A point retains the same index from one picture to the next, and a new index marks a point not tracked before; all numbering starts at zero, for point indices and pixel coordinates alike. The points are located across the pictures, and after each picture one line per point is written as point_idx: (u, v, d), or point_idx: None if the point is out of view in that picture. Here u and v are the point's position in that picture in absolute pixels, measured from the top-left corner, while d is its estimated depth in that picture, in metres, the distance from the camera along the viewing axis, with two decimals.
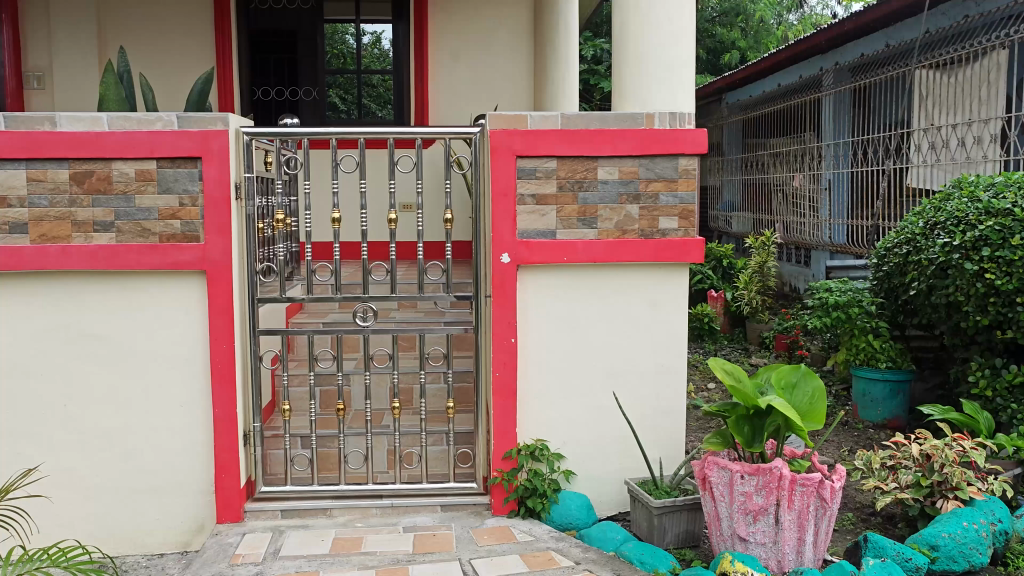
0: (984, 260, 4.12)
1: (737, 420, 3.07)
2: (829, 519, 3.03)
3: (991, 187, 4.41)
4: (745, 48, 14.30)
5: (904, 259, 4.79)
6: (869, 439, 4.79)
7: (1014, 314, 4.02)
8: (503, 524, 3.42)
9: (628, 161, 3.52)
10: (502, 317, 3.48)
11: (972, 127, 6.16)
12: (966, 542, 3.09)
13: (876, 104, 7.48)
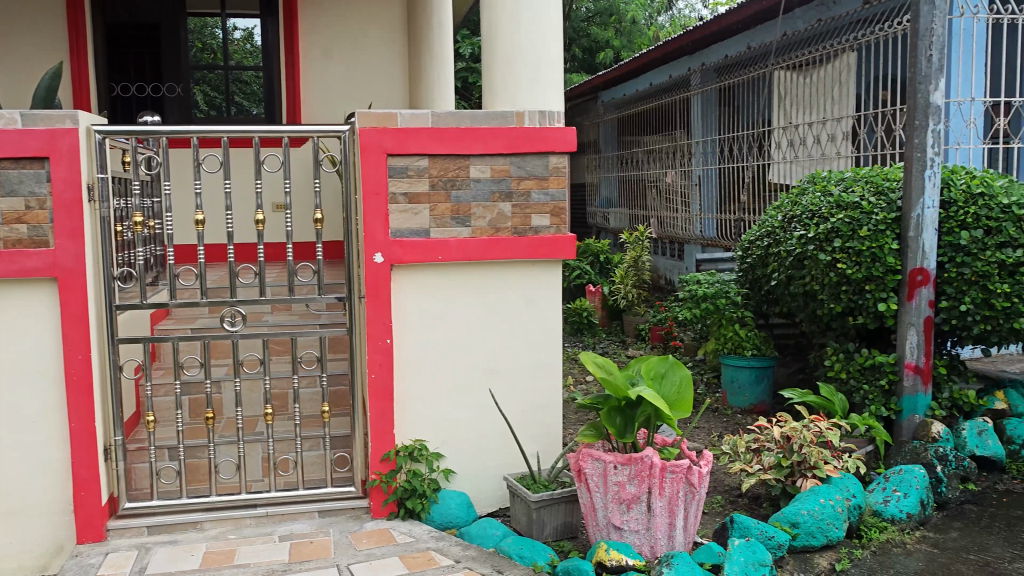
0: (836, 251, 4.35)
1: (609, 412, 3.15)
2: (697, 503, 3.13)
3: (841, 182, 4.68)
4: (619, 48, 14.64)
5: (766, 251, 5.02)
6: (737, 424, 4.97)
7: (864, 301, 4.30)
8: (382, 526, 3.38)
9: (499, 159, 3.54)
10: (377, 318, 3.43)
11: (826, 125, 6.52)
12: (823, 518, 3.27)
13: (739, 103, 7.82)
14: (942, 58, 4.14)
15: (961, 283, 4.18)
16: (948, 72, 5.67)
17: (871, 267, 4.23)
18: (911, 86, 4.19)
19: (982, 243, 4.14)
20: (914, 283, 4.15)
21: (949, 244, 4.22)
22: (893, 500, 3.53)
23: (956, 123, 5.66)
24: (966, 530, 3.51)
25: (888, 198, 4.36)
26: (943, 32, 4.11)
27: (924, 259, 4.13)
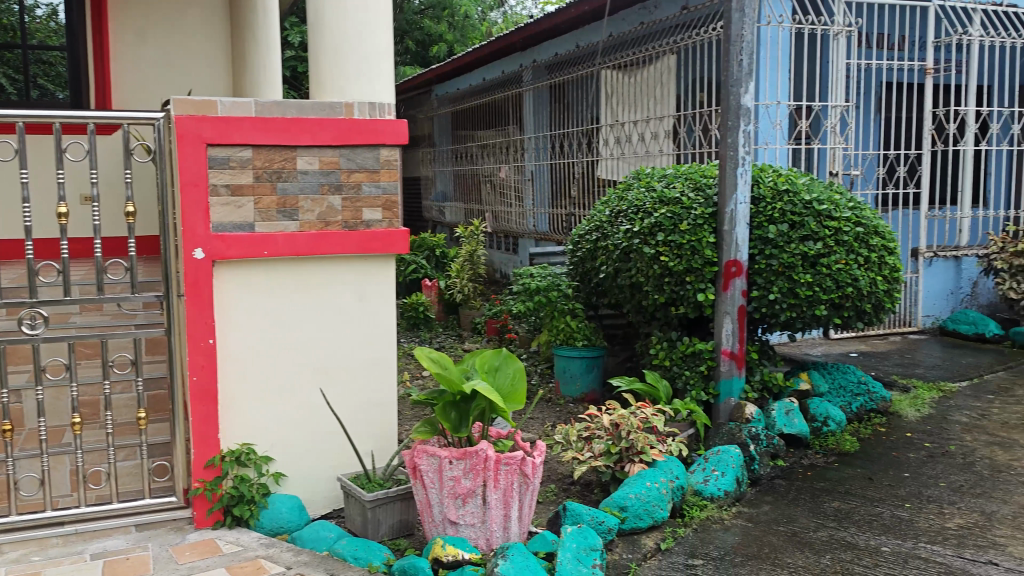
0: (659, 245, 4.56)
1: (444, 407, 3.14)
2: (531, 493, 3.18)
3: (663, 179, 4.91)
4: (452, 42, 14.68)
5: (594, 245, 5.15)
6: (569, 413, 5.10)
7: (684, 292, 4.53)
8: (207, 536, 3.20)
9: (327, 151, 3.44)
10: (198, 318, 3.25)
11: (650, 123, 6.81)
12: (649, 501, 3.42)
13: (569, 100, 8.04)
14: (752, 63, 4.39)
15: (769, 274, 4.47)
16: (758, 77, 6.10)
17: (691, 260, 4.46)
18: (724, 88, 4.41)
19: (787, 236, 4.46)
20: (729, 274, 4.39)
21: (759, 237, 4.51)
22: (712, 480, 3.73)
23: (764, 124, 6.12)
24: (776, 503, 3.76)
25: (705, 193, 4.62)
26: (752, 38, 4.35)
27: (737, 251, 4.39)
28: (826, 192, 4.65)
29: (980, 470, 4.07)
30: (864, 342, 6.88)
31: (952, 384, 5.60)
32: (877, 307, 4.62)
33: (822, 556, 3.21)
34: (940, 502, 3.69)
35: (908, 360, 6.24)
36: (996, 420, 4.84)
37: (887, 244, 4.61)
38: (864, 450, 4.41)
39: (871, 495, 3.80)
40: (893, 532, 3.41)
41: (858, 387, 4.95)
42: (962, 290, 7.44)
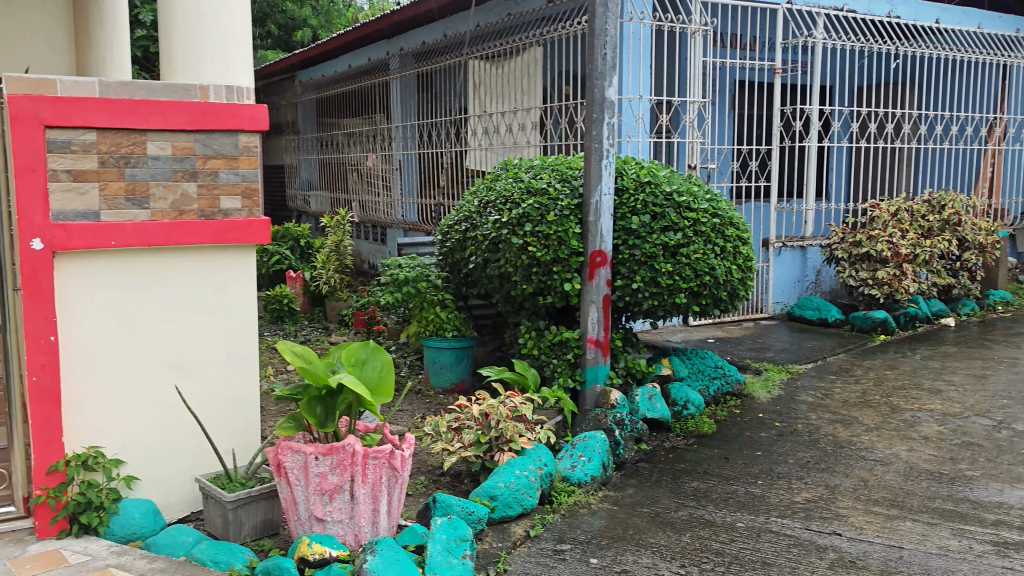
0: (527, 235, 4.60)
1: (309, 402, 3.05)
2: (400, 486, 3.14)
3: (531, 170, 4.95)
4: (316, 27, 14.31)
5: (463, 235, 5.12)
6: (439, 404, 5.07)
7: (552, 282, 4.59)
8: (51, 547, 2.98)
9: (181, 135, 3.27)
10: (37, 313, 3.00)
11: (518, 114, 6.88)
12: (518, 489, 3.46)
13: (436, 90, 7.99)
14: (615, 57, 4.48)
15: (632, 263, 4.59)
16: (620, 71, 6.28)
17: (558, 250, 4.52)
18: (589, 81, 4.48)
19: (649, 227, 4.61)
20: (594, 264, 4.49)
21: (623, 228, 4.63)
22: (579, 465, 3.80)
23: (627, 118, 6.30)
24: (639, 486, 3.88)
25: (571, 184, 4.70)
26: (615, 33, 4.45)
27: (601, 241, 4.49)
28: (685, 184, 4.82)
29: (824, 446, 4.34)
30: (720, 328, 7.20)
31: (799, 366, 5.97)
32: (732, 295, 4.83)
33: (683, 535, 3.34)
34: (789, 478, 3.92)
35: (760, 344, 6.58)
36: (838, 399, 5.19)
37: (741, 235, 4.84)
38: (720, 432, 4.61)
39: (727, 474, 3.99)
40: (747, 508, 3.59)
41: (715, 371, 5.17)
42: (807, 278, 7.92)
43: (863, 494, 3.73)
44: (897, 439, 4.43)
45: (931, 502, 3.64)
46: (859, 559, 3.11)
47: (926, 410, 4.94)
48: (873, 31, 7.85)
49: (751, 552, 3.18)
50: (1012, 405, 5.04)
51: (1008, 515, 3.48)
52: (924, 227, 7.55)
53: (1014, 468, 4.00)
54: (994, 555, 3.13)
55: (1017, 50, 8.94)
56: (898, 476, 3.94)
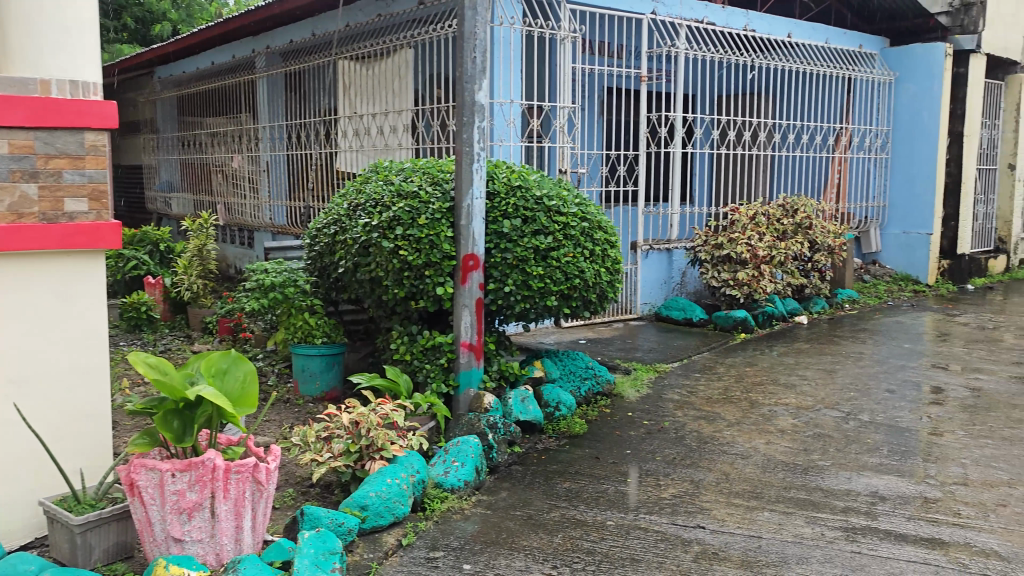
0: (398, 239, 4.52)
1: (165, 415, 2.89)
2: (265, 500, 3.02)
3: (401, 172, 4.89)
4: (177, 22, 13.70)
5: (332, 239, 4.97)
6: (308, 413, 4.92)
7: (424, 286, 4.54)
8: None
9: (19, 133, 3.06)
10: None
11: (388, 116, 6.81)
12: (390, 498, 3.40)
13: (305, 90, 7.79)
14: (485, 61, 4.47)
15: (504, 267, 4.60)
16: (491, 75, 6.33)
17: (429, 254, 4.48)
18: (458, 84, 4.46)
19: (520, 230, 4.63)
20: (466, 268, 4.49)
21: (494, 231, 4.64)
22: (452, 471, 3.77)
23: (499, 121, 6.36)
24: (512, 489, 3.89)
25: (442, 188, 4.67)
26: (484, 36, 4.46)
27: (472, 244, 4.49)
28: (555, 188, 4.88)
29: (689, 442, 4.49)
30: (591, 329, 7.35)
31: (666, 365, 6.16)
32: (601, 297, 4.93)
33: (555, 536, 3.37)
34: (656, 475, 4.03)
35: (629, 344, 6.76)
36: (702, 396, 5.39)
37: (610, 239, 4.94)
38: (592, 431, 4.69)
39: (597, 473, 4.06)
40: (617, 506, 3.67)
41: (585, 371, 5.26)
42: (673, 279, 8.21)
43: (725, 487, 3.88)
44: (756, 433, 4.64)
45: (787, 492, 3.82)
46: (721, 551, 3.23)
47: (783, 404, 5.20)
48: (731, 43, 8.22)
49: (621, 548, 3.25)
50: (857, 397, 5.37)
51: (856, 501, 3.70)
52: (779, 230, 7.95)
53: (860, 457, 4.27)
54: (844, 540, 3.32)
55: (859, 64, 9.59)
56: (757, 468, 4.12)
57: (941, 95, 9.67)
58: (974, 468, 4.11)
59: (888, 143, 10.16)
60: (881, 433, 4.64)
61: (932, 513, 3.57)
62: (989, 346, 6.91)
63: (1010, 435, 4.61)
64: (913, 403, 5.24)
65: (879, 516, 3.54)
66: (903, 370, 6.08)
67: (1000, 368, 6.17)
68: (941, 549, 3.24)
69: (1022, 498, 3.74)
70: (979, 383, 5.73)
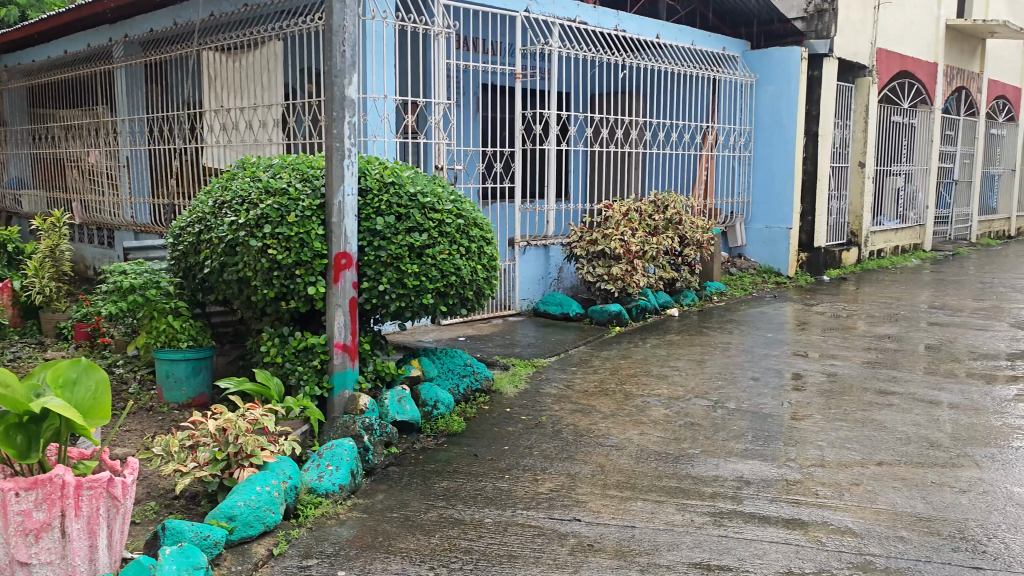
0: (266, 237, 4.36)
1: (7, 431, 2.67)
2: (122, 516, 2.86)
3: (269, 169, 4.71)
4: (25, 7, 12.77)
5: (197, 238, 4.73)
6: (173, 421, 4.70)
7: (294, 286, 4.41)
8: None
9: None
10: None
11: (257, 111, 6.58)
12: (260, 506, 3.28)
13: (168, 80, 7.44)
14: (354, 55, 4.38)
15: (378, 265, 4.52)
16: (362, 70, 6.22)
17: (300, 252, 4.35)
18: (327, 79, 4.34)
19: (394, 228, 4.56)
20: (339, 267, 4.38)
21: (367, 229, 4.54)
22: (326, 475, 3.68)
23: (373, 117, 6.26)
24: (389, 491, 3.82)
25: (313, 184, 4.54)
26: (354, 30, 4.36)
27: (345, 242, 4.39)
28: (430, 185, 4.83)
29: (565, 436, 4.55)
30: (470, 326, 7.35)
31: (544, 359, 6.22)
32: (478, 294, 4.92)
33: (432, 536, 3.34)
34: (533, 470, 4.05)
35: (508, 340, 6.79)
36: (578, 390, 5.47)
37: (486, 235, 4.94)
38: (470, 429, 4.68)
39: (475, 471, 4.05)
40: (494, 503, 3.66)
41: (464, 369, 5.22)
42: (550, 275, 8.32)
43: (600, 479, 3.94)
44: (630, 424, 4.75)
45: (659, 480, 3.93)
46: (596, 542, 3.28)
47: (655, 395, 5.35)
48: (603, 42, 8.39)
49: (498, 546, 3.25)
50: (725, 385, 5.60)
51: (723, 486, 3.84)
52: (651, 226, 8.19)
53: (727, 444, 4.44)
54: (712, 525, 3.43)
55: (723, 66, 9.99)
56: (631, 459, 4.22)
57: (798, 96, 10.19)
58: (830, 449, 4.35)
59: (751, 142, 10.62)
60: (746, 420, 4.84)
61: (793, 494, 3.75)
62: (843, 334, 7.35)
63: (862, 417, 4.91)
64: (775, 390, 5.50)
65: (743, 499, 3.69)
66: (766, 358, 6.37)
67: (853, 354, 6.56)
68: (801, 529, 3.40)
69: (874, 476, 3.98)
70: (834, 368, 6.08)
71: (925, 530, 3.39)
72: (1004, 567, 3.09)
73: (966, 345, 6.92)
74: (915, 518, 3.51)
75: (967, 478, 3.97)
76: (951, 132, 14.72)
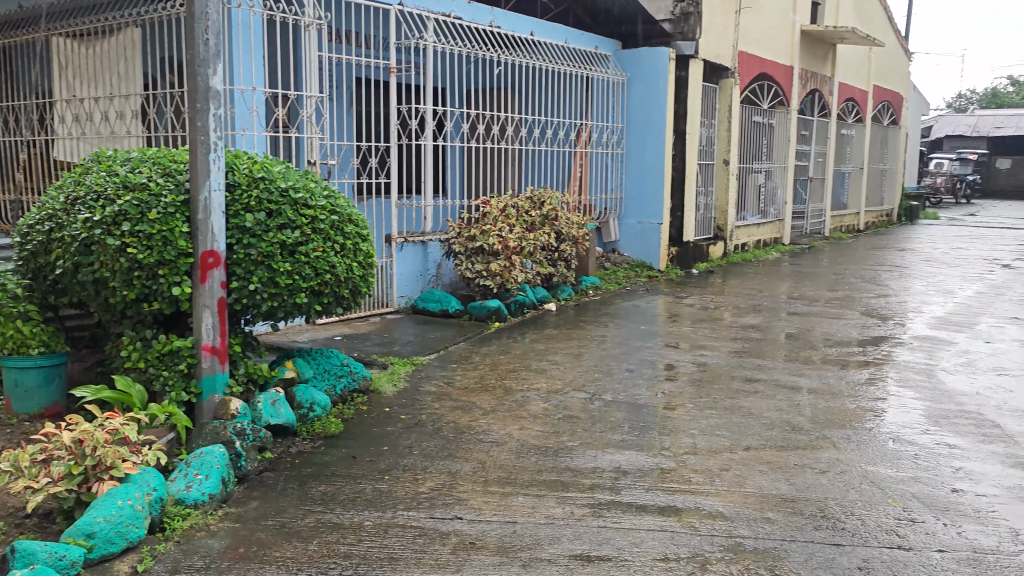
0: (125, 235, 4.10)
1: None
2: None
3: (127, 163, 4.45)
4: None
5: (47, 237, 4.39)
6: (24, 434, 4.35)
7: (157, 287, 4.17)
8: None
9: None
10: None
11: (114, 101, 6.20)
12: (121, 522, 3.11)
13: (13, 66, 6.92)
14: (219, 44, 4.19)
15: (248, 264, 4.34)
16: (229, 60, 5.99)
17: (162, 251, 4.12)
18: (189, 68, 4.13)
19: (265, 224, 4.40)
20: (205, 266, 4.18)
21: (236, 226, 4.36)
22: (195, 485, 3.50)
23: (241, 110, 6.03)
24: (263, 497, 3.68)
25: (176, 179, 4.31)
26: (218, 17, 4.18)
27: (212, 241, 4.20)
28: (302, 180, 4.69)
29: (445, 433, 4.52)
30: (348, 325, 7.21)
31: (423, 357, 6.17)
32: (354, 292, 4.81)
33: (309, 543, 3.24)
34: (414, 470, 4.00)
35: (386, 338, 6.70)
36: (458, 386, 5.45)
37: (361, 232, 4.84)
38: (348, 430, 4.57)
39: (353, 473, 3.96)
40: (374, 505, 3.59)
41: (340, 369, 5.09)
42: (429, 271, 8.25)
43: (481, 476, 3.94)
44: (510, 419, 4.77)
45: (540, 475, 3.96)
46: (478, 539, 3.28)
47: (534, 389, 5.40)
48: (477, 38, 8.40)
49: (378, 549, 3.19)
50: (601, 378, 5.71)
51: (601, 478, 3.91)
52: (528, 222, 8.25)
53: (605, 435, 4.52)
54: (592, 516, 3.49)
55: (595, 64, 10.20)
56: (511, 454, 4.24)
57: (666, 95, 10.53)
58: (702, 437, 4.51)
59: (623, 139, 10.89)
60: (623, 411, 4.95)
61: (667, 482, 3.86)
62: (711, 324, 7.65)
63: (730, 404, 5.12)
64: (649, 381, 5.65)
65: (621, 489, 3.77)
66: (640, 350, 6.55)
67: (721, 344, 6.83)
68: (676, 515, 3.51)
69: (742, 461, 4.15)
70: (704, 359, 6.31)
71: (789, 511, 3.56)
72: (861, 542, 3.28)
73: (822, 333, 7.35)
74: (780, 499, 3.69)
75: (826, 459, 4.20)
76: (806, 132, 15.58)
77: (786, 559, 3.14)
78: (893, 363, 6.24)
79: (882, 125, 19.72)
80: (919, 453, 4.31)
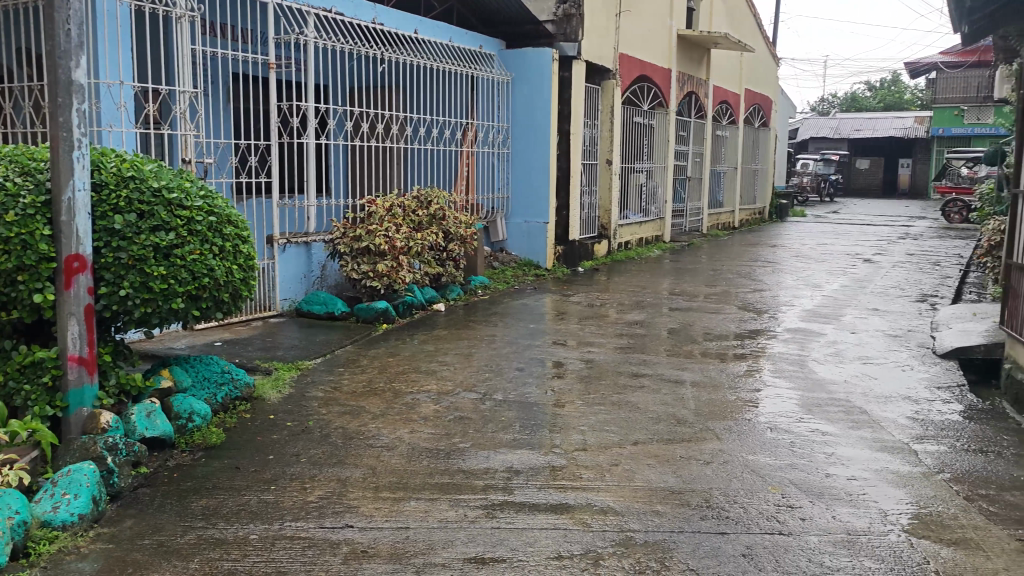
0: None
1: None
2: None
3: None
4: None
5: None
6: None
7: (17, 293, 3.90)
8: None
9: None
10: None
11: None
12: None
13: None
14: (81, 34, 3.94)
15: (118, 268, 4.11)
16: (93, 52, 5.65)
17: (21, 256, 3.84)
18: (49, 61, 3.87)
19: (136, 226, 4.16)
20: (70, 271, 3.92)
21: (104, 228, 4.11)
22: (62, 505, 3.27)
23: (108, 106, 5.70)
24: (139, 515, 3.48)
25: (35, 177, 4.01)
26: (79, 6, 3.92)
27: (78, 244, 3.93)
28: (176, 179, 4.45)
29: (334, 439, 4.41)
30: (228, 329, 6.94)
31: (308, 361, 6.01)
32: (234, 296, 4.63)
33: (190, 561, 3.08)
34: (301, 479, 3.88)
35: (270, 343, 6.49)
36: (346, 391, 5.33)
37: (241, 233, 4.65)
38: (230, 440, 4.39)
39: (237, 485, 3.80)
40: (260, 517, 3.46)
41: (221, 376, 4.88)
42: (313, 273, 8.04)
43: (371, 481, 3.86)
44: (400, 423, 4.70)
45: (432, 478, 3.91)
46: (370, 547, 3.21)
47: (424, 391, 5.34)
48: (360, 35, 8.23)
49: (265, 563, 3.07)
50: (491, 377, 5.71)
51: (494, 478, 3.90)
52: (415, 222, 8.15)
53: (496, 435, 4.51)
54: (485, 517, 3.47)
55: (479, 64, 10.20)
56: (403, 457, 4.17)
57: (550, 96, 10.65)
58: (591, 434, 4.57)
59: (509, 138, 10.94)
60: (513, 410, 4.96)
61: (559, 480, 3.89)
62: (598, 322, 7.79)
63: (618, 400, 5.21)
64: (539, 379, 5.69)
65: (514, 489, 3.77)
66: (529, 349, 6.59)
67: (607, 340, 6.96)
68: (568, 513, 3.54)
69: (630, 456, 4.23)
70: (591, 355, 6.41)
71: (677, 503, 3.66)
72: (745, 530, 3.40)
73: (703, 327, 7.60)
74: (668, 492, 3.78)
75: (710, 451, 4.33)
76: (684, 133, 16.08)
77: (675, 551, 3.21)
78: (769, 355, 6.52)
79: (754, 127, 20.59)
80: (795, 440, 4.51)
